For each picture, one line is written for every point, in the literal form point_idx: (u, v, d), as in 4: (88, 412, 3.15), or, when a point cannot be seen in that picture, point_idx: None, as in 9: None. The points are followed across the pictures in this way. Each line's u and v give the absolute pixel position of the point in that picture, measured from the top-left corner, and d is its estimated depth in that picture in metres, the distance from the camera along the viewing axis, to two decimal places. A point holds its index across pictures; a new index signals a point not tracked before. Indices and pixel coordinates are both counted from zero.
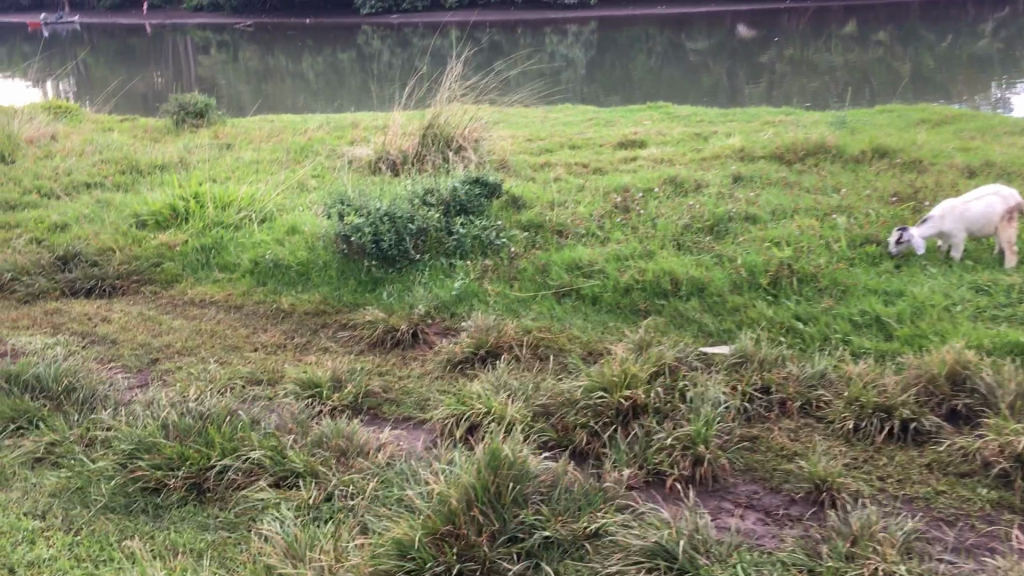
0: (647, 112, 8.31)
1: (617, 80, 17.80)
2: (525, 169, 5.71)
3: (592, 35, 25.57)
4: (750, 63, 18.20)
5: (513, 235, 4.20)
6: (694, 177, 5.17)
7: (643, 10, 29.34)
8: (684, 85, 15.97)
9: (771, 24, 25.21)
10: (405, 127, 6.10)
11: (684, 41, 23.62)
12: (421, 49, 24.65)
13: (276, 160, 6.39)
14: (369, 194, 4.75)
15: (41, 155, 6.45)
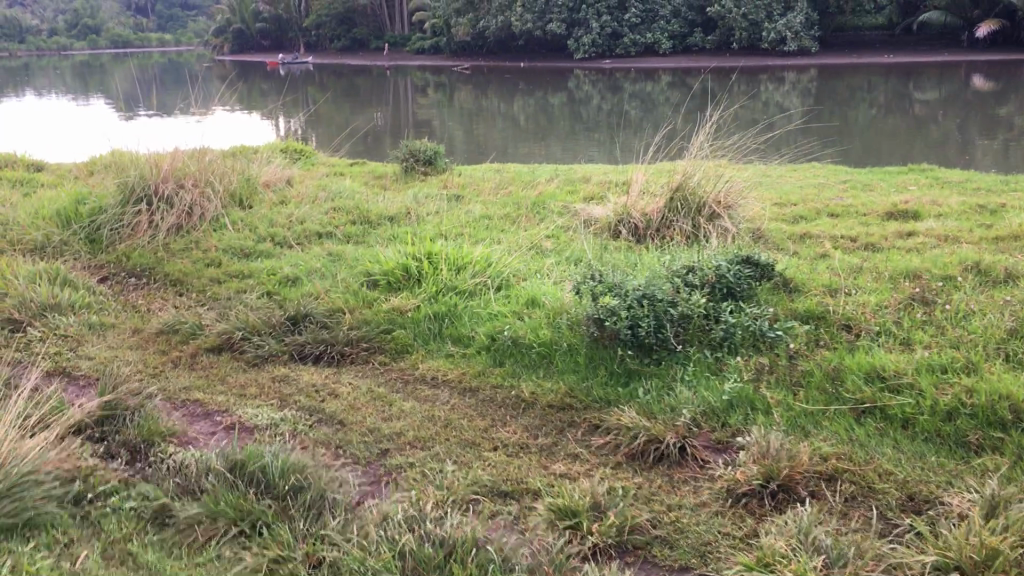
0: (908, 176, 7.42)
1: (837, 135, 16.77)
2: (786, 243, 5.04)
3: (811, 83, 24.42)
4: (989, 127, 16.73)
5: (791, 326, 3.55)
6: (1001, 263, 4.34)
7: (869, 57, 27.79)
8: (915, 150, 14.76)
9: (1014, 78, 23.17)
10: (650, 190, 5.59)
11: (912, 93, 22.08)
12: (631, 93, 24.33)
13: (506, 217, 6.04)
14: (618, 266, 4.25)
15: (277, 201, 6.40)
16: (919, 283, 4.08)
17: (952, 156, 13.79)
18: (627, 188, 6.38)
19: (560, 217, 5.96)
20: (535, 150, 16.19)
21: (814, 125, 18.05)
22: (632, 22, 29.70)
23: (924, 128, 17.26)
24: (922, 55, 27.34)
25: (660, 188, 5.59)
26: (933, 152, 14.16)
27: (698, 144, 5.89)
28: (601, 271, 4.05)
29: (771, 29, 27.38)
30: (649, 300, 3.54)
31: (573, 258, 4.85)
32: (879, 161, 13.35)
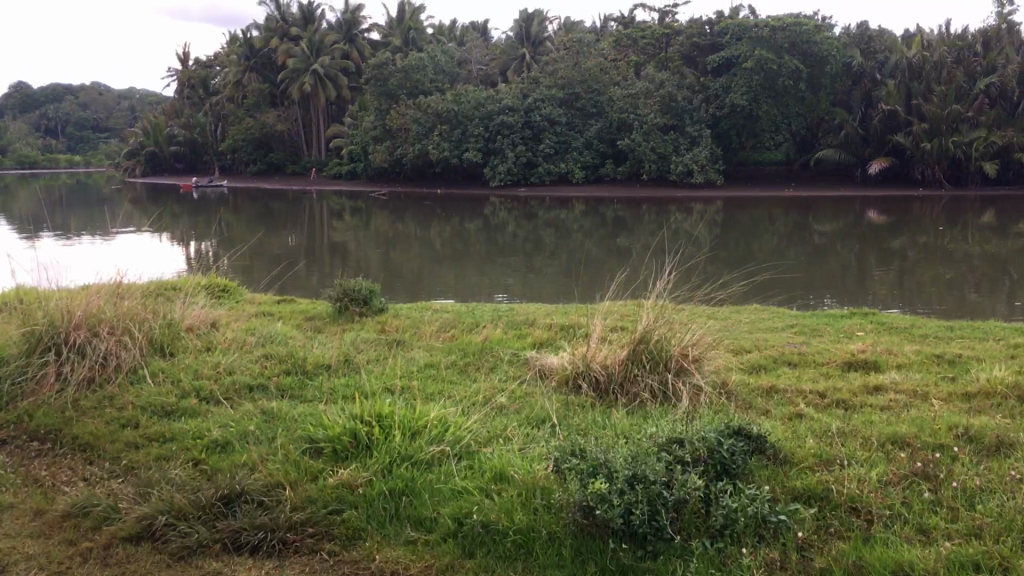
0: (853, 317, 7.32)
1: (744, 264, 17.12)
2: (759, 399, 4.75)
3: (717, 214, 25.07)
4: (884, 260, 17.39)
5: (797, 511, 3.19)
6: (996, 426, 4.09)
7: (774, 190, 28.89)
8: (822, 281, 15.07)
9: (908, 213, 24.31)
10: (608, 341, 5.30)
11: (812, 224, 22.87)
12: (546, 221, 24.58)
13: (454, 367, 5.64)
14: (595, 436, 3.86)
15: (201, 348, 5.87)
16: (918, 453, 3.76)
17: (858, 289, 14.15)
18: (581, 335, 6.08)
19: (512, 369, 5.59)
20: (452, 276, 15.95)
21: (722, 254, 18.49)
22: (545, 152, 30.23)
23: (827, 258, 17.79)
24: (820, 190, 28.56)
25: (621, 340, 5.30)
26: (839, 285, 14.50)
27: (656, 289, 5.65)
28: (579, 442, 3.66)
29: (679, 162, 28.16)
30: (640, 482, 3.13)
31: (536, 421, 4.45)
32: (788, 294, 13.54)
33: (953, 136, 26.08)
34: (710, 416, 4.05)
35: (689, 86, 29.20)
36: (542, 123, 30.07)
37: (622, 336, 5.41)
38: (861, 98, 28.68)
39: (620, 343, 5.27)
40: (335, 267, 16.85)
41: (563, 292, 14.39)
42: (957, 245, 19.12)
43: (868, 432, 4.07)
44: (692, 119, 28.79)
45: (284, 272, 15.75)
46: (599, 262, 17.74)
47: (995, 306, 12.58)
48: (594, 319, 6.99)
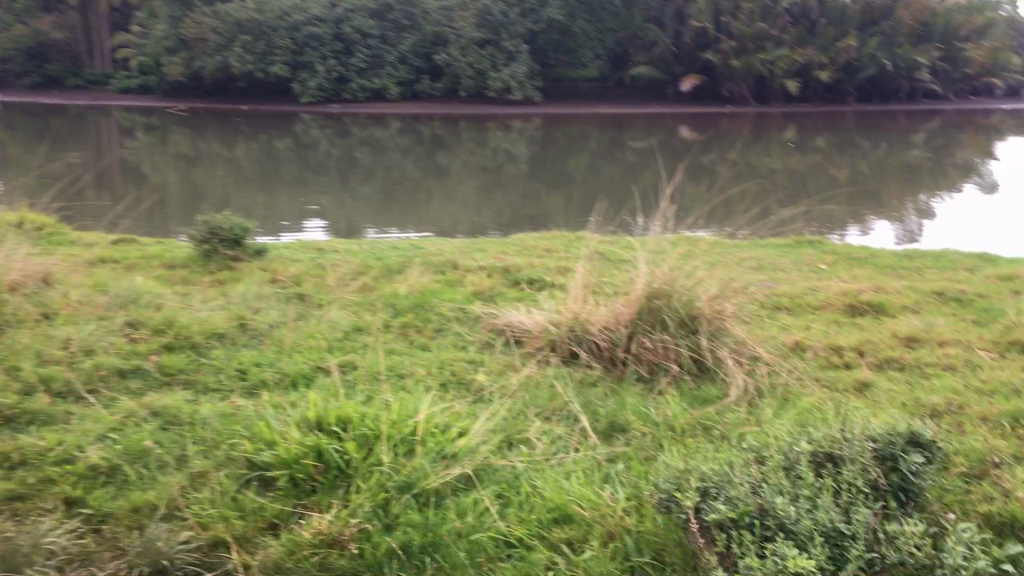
0: (799, 250, 6.57)
1: (559, 182, 16.49)
2: (802, 363, 3.77)
3: (537, 130, 24.20)
4: (694, 172, 17.45)
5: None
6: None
7: (596, 105, 28.42)
8: (635, 198, 14.75)
9: (716, 129, 24.40)
10: (595, 295, 4.15)
11: (627, 141, 22.45)
12: (360, 138, 22.91)
13: (389, 332, 4.36)
14: (677, 457, 2.79)
15: (41, 319, 4.27)
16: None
17: (669, 206, 13.85)
18: (538, 290, 4.92)
19: (474, 329, 4.38)
20: (262, 197, 14.34)
21: (540, 172, 17.74)
22: (359, 66, 27.16)
23: (641, 174, 17.54)
24: (641, 106, 28.33)
25: (620, 293, 4.20)
26: (652, 202, 14.15)
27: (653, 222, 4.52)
28: (679, 469, 2.56)
29: (497, 78, 26.93)
30: (829, 542, 2.09)
31: (550, 414, 3.29)
32: (602, 211, 13.46)
33: (759, 54, 26.27)
34: (803, 416, 3.04)
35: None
36: (353, 35, 27.10)
37: (620, 284, 4.32)
38: (674, 15, 28.31)
39: (618, 295, 4.17)
40: (129, 190, 14.71)
41: (379, 213, 13.21)
42: (764, 161, 19.13)
43: (984, 409, 3.16)
44: (508, 32, 27.61)
45: (71, 195, 13.48)
46: (417, 181, 16.51)
47: (802, 220, 12.52)
48: (535, 260, 5.81)
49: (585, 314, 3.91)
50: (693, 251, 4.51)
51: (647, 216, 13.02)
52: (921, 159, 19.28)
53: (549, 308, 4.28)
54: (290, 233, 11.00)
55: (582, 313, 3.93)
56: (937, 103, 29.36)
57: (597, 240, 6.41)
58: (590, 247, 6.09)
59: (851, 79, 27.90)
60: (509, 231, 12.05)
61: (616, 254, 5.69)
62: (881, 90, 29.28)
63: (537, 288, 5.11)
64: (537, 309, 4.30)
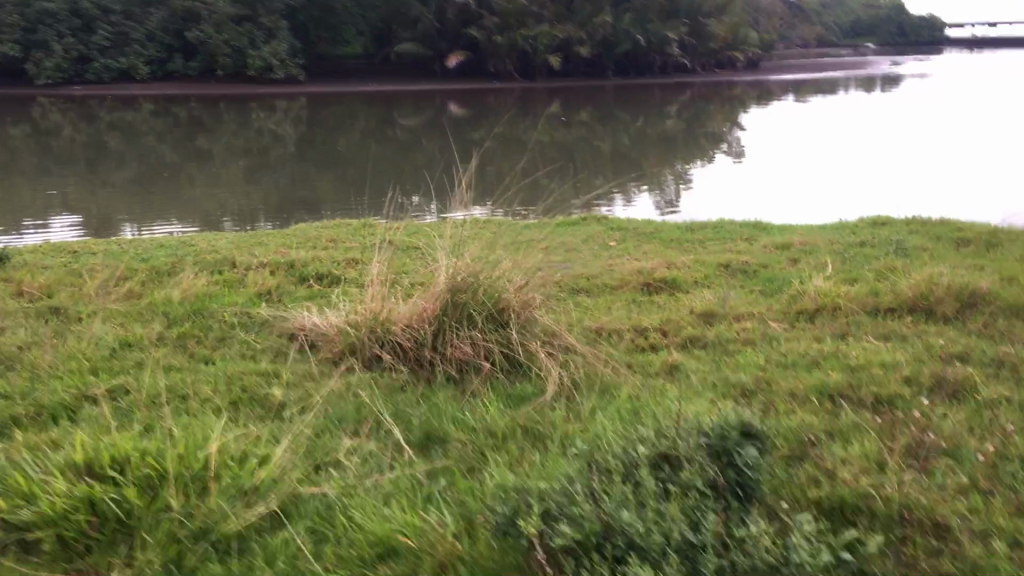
0: (584, 226, 6.60)
1: (330, 163, 15.95)
2: (610, 348, 3.69)
3: (303, 110, 23.27)
4: (466, 149, 17.45)
5: (867, 544, 2.16)
6: (919, 358, 3.36)
7: (364, 83, 27.80)
8: (411, 177, 14.53)
9: (484, 105, 24.55)
10: (393, 291, 3.89)
11: (397, 119, 22.11)
12: (108, 122, 21.08)
13: (165, 345, 3.88)
14: (504, 468, 2.59)
15: None
16: (894, 411, 2.90)
17: (446, 184, 13.77)
18: (328, 289, 4.59)
19: (263, 335, 4.00)
20: None
21: (309, 153, 17.10)
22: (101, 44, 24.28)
23: (415, 152, 17.31)
24: (410, 83, 28.02)
25: (420, 288, 3.97)
26: (428, 181, 14.00)
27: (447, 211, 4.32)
28: (510, 486, 2.35)
29: (257, 56, 25.42)
30: (679, 555, 1.96)
31: (359, 427, 3.00)
32: (378, 192, 13.14)
33: (522, 30, 26.66)
34: (624, 410, 2.93)
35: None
36: (93, 11, 24.25)
37: (420, 279, 4.08)
38: None
39: (420, 290, 3.93)
40: None
41: (135, 202, 12.19)
42: (533, 135, 19.46)
43: (792, 383, 3.18)
44: (265, 8, 26.10)
45: None
46: (176, 167, 15.42)
47: (574, 194, 12.80)
48: (322, 254, 5.44)
49: (386, 313, 3.65)
50: (491, 240, 4.34)
51: (425, 195, 12.84)
52: (677, 130, 20.31)
53: (347, 307, 3.98)
54: (33, 232, 9.86)
55: (383, 313, 3.67)
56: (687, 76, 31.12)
57: (385, 229, 6.13)
58: (379, 238, 5.81)
59: (609, 54, 29.00)
60: (282, 216, 11.49)
61: (409, 244, 5.45)
62: (636, 64, 30.63)
63: (328, 286, 4.77)
64: (334, 309, 3.98)
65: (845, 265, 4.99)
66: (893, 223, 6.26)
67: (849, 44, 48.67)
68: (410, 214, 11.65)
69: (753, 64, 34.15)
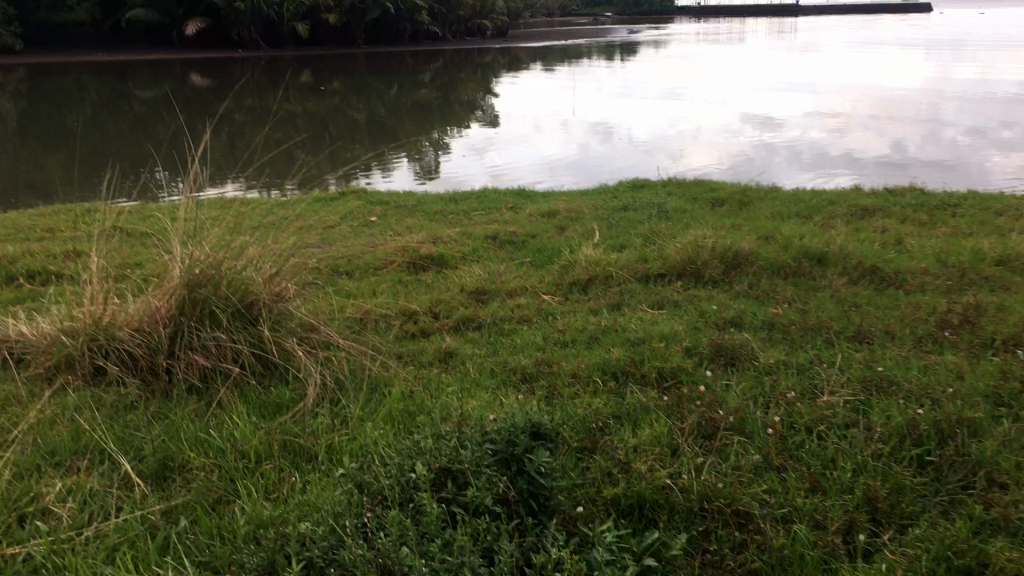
0: (342, 202, 6.15)
1: (55, 140, 14.40)
2: (377, 339, 3.33)
3: (20, 82, 20.83)
4: (210, 122, 16.33)
5: (675, 546, 1.94)
6: (696, 326, 3.25)
7: (90, 52, 25.36)
8: (149, 153, 13.36)
9: (228, 75, 23.13)
10: (117, 290, 3.30)
11: (132, 91, 20.34)
12: None
13: None
14: (260, 500, 2.17)
15: None
16: (680, 388, 2.73)
17: (188, 159, 12.76)
18: (39, 293, 3.89)
19: None
20: None
21: (31, 130, 15.37)
22: None
23: (152, 126, 15.95)
24: (143, 53, 25.90)
25: (151, 284, 3.41)
26: (169, 157, 12.93)
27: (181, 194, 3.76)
28: (265, 531, 1.94)
29: None
30: None
31: (75, 462, 2.46)
32: (113, 171, 11.97)
33: None
34: (396, 413, 2.58)
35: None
36: None
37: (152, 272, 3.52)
38: None
39: (153, 286, 3.37)
40: None
41: None
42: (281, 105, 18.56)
43: (573, 364, 2.96)
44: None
45: None
46: None
47: (328, 165, 12.26)
48: (33, 247, 4.67)
49: (110, 317, 3.09)
50: (236, 223, 3.83)
51: (166, 172, 11.82)
52: (430, 97, 20.09)
53: (63, 309, 3.35)
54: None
55: (107, 315, 3.09)
56: (437, 44, 30.96)
57: (113, 216, 5.39)
58: (105, 228, 5.08)
59: (358, 21, 28.27)
60: (1, 200, 10.21)
61: (141, 231, 4.79)
62: (385, 31, 30.08)
63: (42, 284, 4.06)
64: (45, 314, 3.35)
65: (612, 231, 4.91)
66: (651, 185, 6.31)
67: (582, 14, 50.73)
68: (151, 192, 10.68)
69: (501, 32, 34.58)
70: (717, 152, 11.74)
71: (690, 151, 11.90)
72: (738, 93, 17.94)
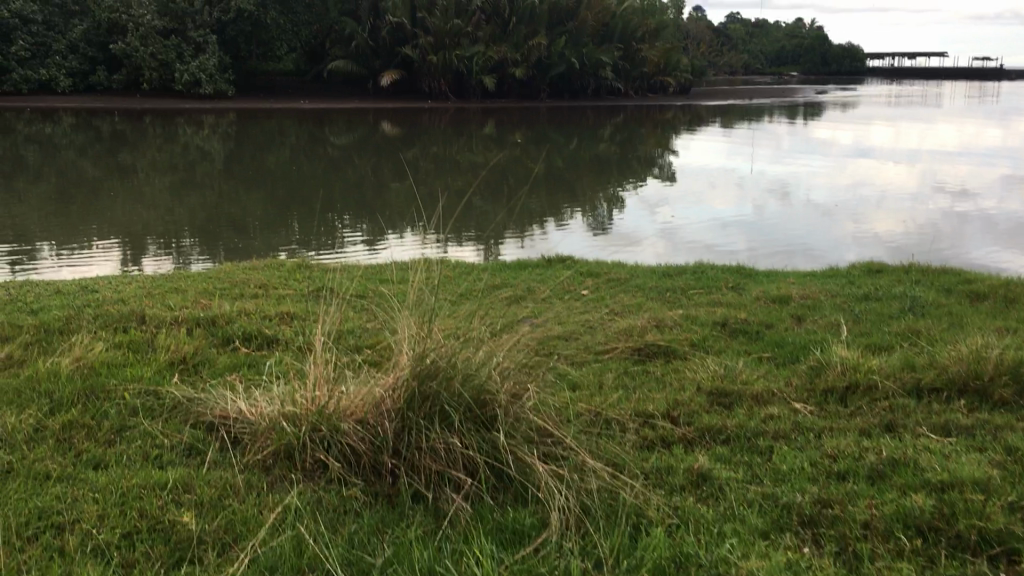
0: (546, 270, 5.84)
1: (258, 181, 14.98)
2: (620, 448, 2.93)
3: (230, 125, 22.01)
4: (397, 169, 16.67)
5: None
6: (1012, 473, 2.68)
7: (293, 99, 26.66)
8: (338, 197, 13.66)
9: (418, 125, 23.71)
10: (340, 374, 3.07)
11: (328, 137, 21.12)
12: (27, 131, 19.41)
13: (46, 444, 2.96)
14: None
15: None
16: (1018, 567, 2.20)
17: (373, 204, 12.97)
18: (257, 363, 3.72)
19: (175, 424, 3.12)
20: None
21: (237, 170, 16.13)
22: (21, 55, 22.23)
23: (344, 171, 16.40)
24: (340, 102, 26.98)
25: (376, 368, 3.15)
26: (356, 201, 13.18)
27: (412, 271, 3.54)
28: None
29: (184, 71, 23.35)
30: None
31: None
32: (305, 211, 12.27)
33: (456, 50, 26.00)
34: (661, 567, 2.16)
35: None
36: (13, 21, 21.93)
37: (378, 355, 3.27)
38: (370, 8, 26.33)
39: (378, 370, 3.11)
40: None
41: (53, 219, 11.21)
42: (466, 156, 18.75)
43: (866, 510, 2.45)
44: (194, 23, 23.61)
45: None
46: (96, 183, 14.27)
47: (504, 215, 12.15)
48: (249, 306, 4.57)
49: (338, 405, 2.83)
50: (463, 305, 3.56)
51: (352, 216, 12.01)
52: (612, 153, 19.83)
53: (287, 387, 3.13)
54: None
55: (332, 403, 2.84)
56: (620, 100, 30.85)
57: (324, 279, 5.29)
58: (318, 292, 4.97)
59: (544, 75, 28.69)
60: (206, 234, 10.59)
61: (356, 302, 4.62)
62: (570, 87, 30.32)
63: (259, 350, 3.91)
64: (269, 390, 3.14)
65: (861, 326, 4.34)
66: (889, 271, 5.67)
67: (766, 73, 49.70)
68: (337, 234, 10.84)
69: (684, 89, 34.13)
70: (902, 219, 10.80)
71: (872, 219, 10.95)
72: (936, 159, 16.74)
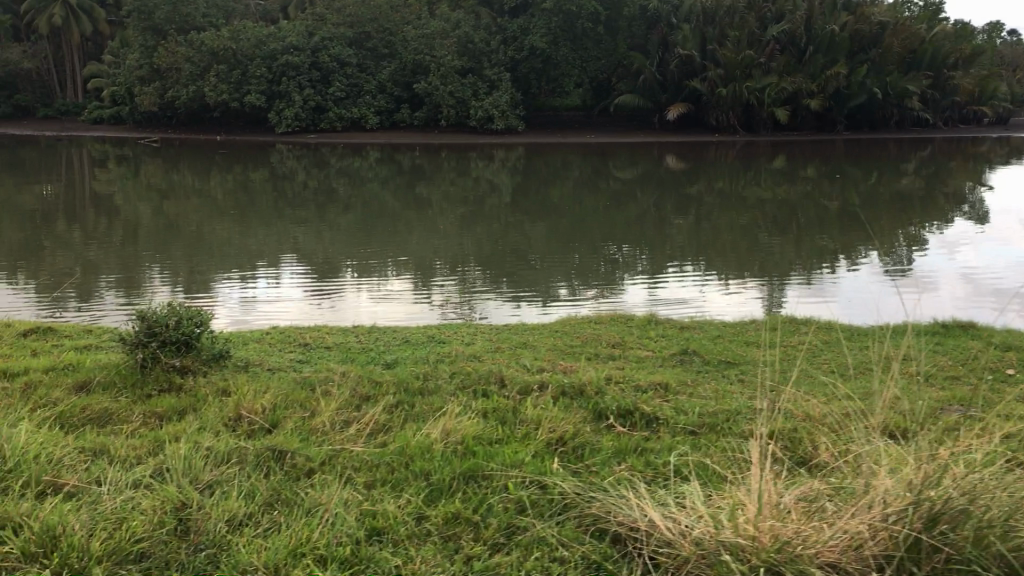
0: (920, 338, 4.87)
1: (544, 214, 14.80)
2: None
3: (519, 159, 22.24)
4: (680, 203, 15.98)
5: None
6: None
7: (580, 133, 26.70)
8: (616, 230, 13.16)
9: (703, 159, 22.81)
10: (792, 494, 2.45)
11: (612, 171, 20.85)
12: (337, 166, 20.59)
13: (432, 546, 2.53)
14: None
15: None
16: None
17: (651, 239, 12.37)
18: (646, 453, 3.15)
19: (572, 530, 2.59)
20: (233, 233, 12.59)
21: (523, 202, 16.13)
22: (336, 95, 23.80)
23: (626, 205, 15.90)
24: (623, 135, 26.59)
25: (829, 491, 2.47)
26: (635, 235, 12.63)
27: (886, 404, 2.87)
28: None
29: (479, 108, 23.88)
30: None
31: None
32: (585, 244, 11.89)
33: (746, 82, 24.75)
34: None
35: (485, 27, 24.81)
36: (331, 65, 23.69)
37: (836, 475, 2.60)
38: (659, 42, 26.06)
39: (837, 496, 2.44)
40: (81, 227, 12.57)
41: (352, 247, 11.59)
42: (753, 191, 17.67)
43: None
44: (490, 61, 24.39)
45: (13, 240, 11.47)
46: (396, 212, 14.79)
47: (790, 253, 11.09)
48: (615, 371, 4.02)
49: (807, 544, 2.20)
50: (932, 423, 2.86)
51: (630, 249, 11.44)
52: (918, 188, 17.90)
53: (719, 501, 2.51)
54: (242, 286, 9.06)
55: (800, 542, 2.20)
56: (926, 132, 28.14)
57: (685, 343, 4.69)
58: (683, 360, 4.36)
59: (841, 108, 26.49)
60: (489, 265, 10.40)
61: (743, 387, 3.94)
62: (871, 118, 27.82)
63: (642, 433, 3.34)
64: (693, 501, 2.54)
65: None
66: None
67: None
68: (615, 268, 10.27)
69: (1001, 119, 30.61)
70: None
71: None
72: None
